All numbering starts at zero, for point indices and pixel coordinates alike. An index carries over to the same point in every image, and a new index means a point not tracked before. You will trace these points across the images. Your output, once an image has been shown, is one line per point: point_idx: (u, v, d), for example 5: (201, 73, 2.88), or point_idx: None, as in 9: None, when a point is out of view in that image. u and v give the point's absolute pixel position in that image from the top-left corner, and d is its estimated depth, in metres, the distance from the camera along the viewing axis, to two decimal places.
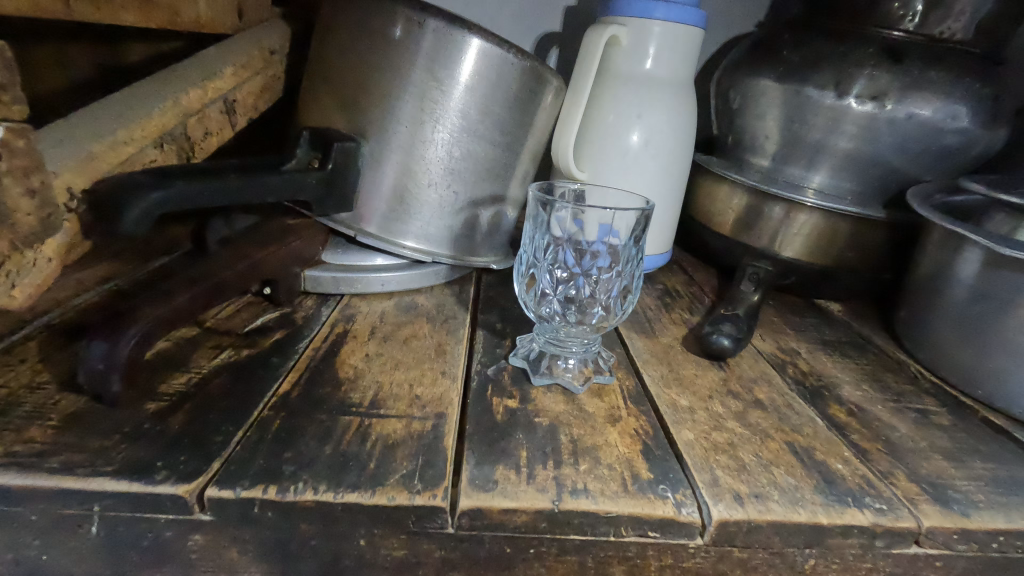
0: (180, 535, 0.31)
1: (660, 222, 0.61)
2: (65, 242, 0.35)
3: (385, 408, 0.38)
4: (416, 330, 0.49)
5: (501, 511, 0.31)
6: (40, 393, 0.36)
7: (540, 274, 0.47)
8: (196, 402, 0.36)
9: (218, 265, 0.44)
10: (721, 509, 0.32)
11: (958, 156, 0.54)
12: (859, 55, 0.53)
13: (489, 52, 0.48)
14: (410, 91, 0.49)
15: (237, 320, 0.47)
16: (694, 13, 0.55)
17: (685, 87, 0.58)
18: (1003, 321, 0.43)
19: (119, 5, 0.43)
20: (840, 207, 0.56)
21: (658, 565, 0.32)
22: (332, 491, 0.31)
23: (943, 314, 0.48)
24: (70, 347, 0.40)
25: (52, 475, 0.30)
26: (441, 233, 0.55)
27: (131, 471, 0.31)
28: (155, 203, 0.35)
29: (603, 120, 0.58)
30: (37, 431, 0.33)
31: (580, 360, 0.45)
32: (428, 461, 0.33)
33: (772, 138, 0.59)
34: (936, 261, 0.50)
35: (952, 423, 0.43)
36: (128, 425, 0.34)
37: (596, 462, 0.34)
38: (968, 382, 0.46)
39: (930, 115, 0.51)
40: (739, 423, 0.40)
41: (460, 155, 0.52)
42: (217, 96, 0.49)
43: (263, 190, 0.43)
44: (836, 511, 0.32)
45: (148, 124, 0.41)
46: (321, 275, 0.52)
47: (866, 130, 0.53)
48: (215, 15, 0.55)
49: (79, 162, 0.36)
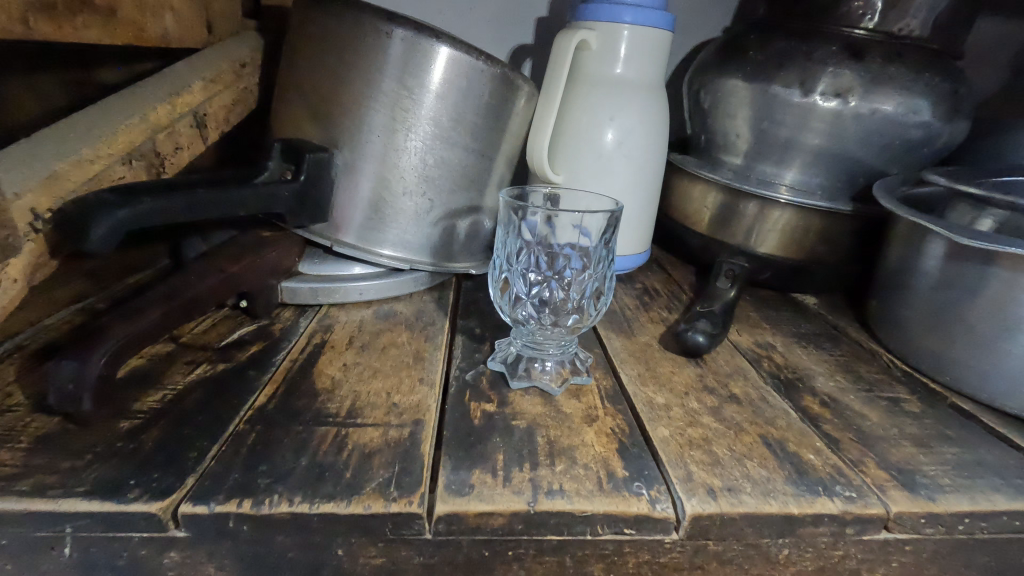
0: (156, 553, 0.31)
1: (635, 222, 0.61)
2: (30, 262, 0.35)
3: (362, 417, 0.38)
4: (395, 338, 0.49)
5: (476, 515, 0.31)
6: (11, 415, 0.35)
7: (514, 278, 0.47)
8: (171, 418, 0.36)
9: (192, 280, 0.44)
10: (695, 504, 0.32)
11: (921, 149, 0.55)
12: (822, 53, 0.54)
13: (459, 60, 0.49)
14: (381, 101, 0.49)
15: (213, 334, 0.47)
16: (661, 16, 0.56)
17: (656, 89, 0.59)
18: (967, 309, 0.44)
19: (83, 23, 0.43)
20: (811, 203, 0.57)
21: (635, 561, 0.33)
22: (308, 502, 0.31)
23: (912, 305, 0.49)
24: (43, 367, 0.40)
25: (23, 498, 0.30)
26: (418, 241, 0.55)
27: (103, 491, 0.31)
28: (121, 221, 0.35)
29: (577, 122, 0.58)
30: (6, 454, 0.32)
31: (558, 362, 0.45)
32: (405, 469, 0.33)
33: (742, 136, 0.60)
34: (902, 253, 0.51)
35: (922, 410, 0.44)
36: (100, 444, 0.34)
37: (573, 462, 0.35)
38: (937, 369, 0.47)
39: (893, 110, 0.52)
40: (714, 418, 0.40)
41: (434, 162, 0.52)
42: (186, 110, 0.48)
43: (234, 203, 0.43)
44: (807, 501, 0.33)
45: (114, 142, 0.41)
46: (298, 285, 0.52)
47: (832, 126, 0.54)
48: (182, 31, 0.55)
49: (43, 183, 0.35)
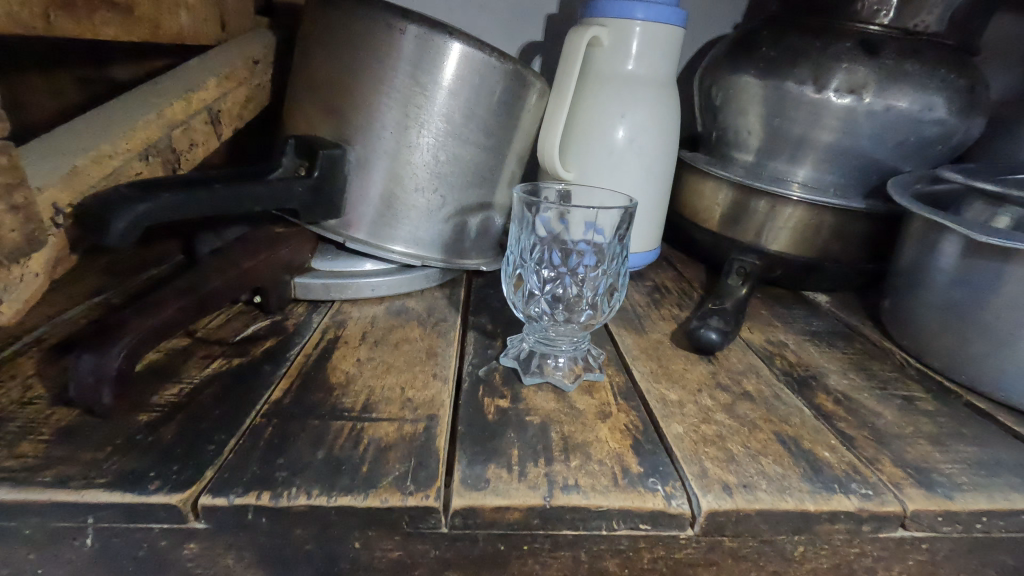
0: (175, 545, 0.31)
1: (646, 219, 0.61)
2: (51, 257, 0.36)
3: (376, 411, 0.38)
4: (407, 334, 0.49)
5: (492, 510, 0.31)
6: (31, 408, 0.36)
7: (528, 274, 0.47)
8: (189, 411, 0.37)
9: (208, 275, 0.44)
10: (710, 500, 0.32)
11: (935, 146, 0.55)
12: (836, 50, 0.53)
13: (471, 56, 0.49)
14: (394, 97, 0.49)
15: (227, 329, 0.47)
16: (673, 13, 0.56)
17: (667, 86, 0.59)
18: (983, 307, 0.44)
19: (101, 19, 0.43)
20: (824, 200, 0.57)
21: (650, 557, 0.33)
22: (325, 495, 0.31)
23: (927, 303, 0.49)
24: (62, 361, 0.40)
25: (46, 488, 0.30)
26: (430, 237, 0.55)
27: (123, 482, 0.31)
28: (140, 216, 0.36)
29: (588, 119, 0.58)
30: (28, 446, 0.33)
31: (570, 359, 0.45)
32: (420, 463, 0.33)
33: (754, 133, 0.60)
34: (917, 250, 0.50)
35: (937, 408, 0.44)
36: (120, 436, 0.34)
37: (587, 458, 0.35)
38: (952, 367, 0.47)
39: (907, 107, 0.52)
40: (727, 415, 0.40)
41: (446, 158, 0.52)
42: (201, 107, 0.49)
43: (249, 199, 0.43)
44: (823, 498, 0.33)
45: (133, 138, 0.41)
46: (311, 281, 0.52)
47: (846, 123, 0.54)
48: (196, 27, 0.56)
49: (64, 177, 0.36)
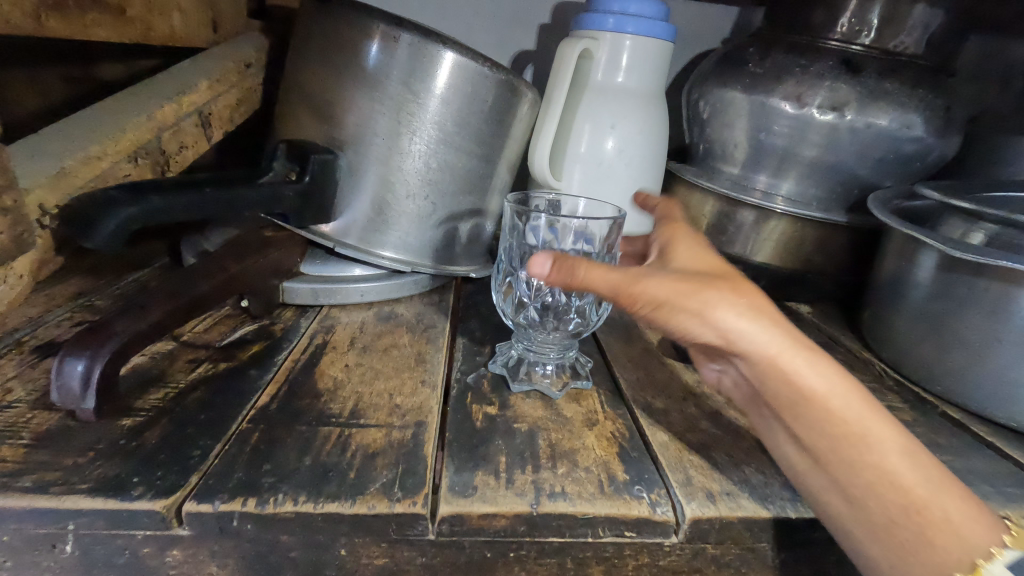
0: (159, 551, 0.31)
1: (634, 228, 0.62)
2: (36, 258, 0.35)
3: (365, 417, 0.38)
4: (396, 340, 0.49)
5: (479, 517, 0.31)
6: (11, 411, 0.35)
7: (517, 282, 0.48)
8: (174, 416, 0.36)
9: (196, 278, 0.43)
10: (694, 508, 0.33)
11: (913, 163, 0.57)
12: (819, 68, 0.55)
13: (464, 66, 0.49)
14: (387, 104, 0.50)
15: (214, 333, 0.47)
16: (661, 27, 0.57)
17: (656, 98, 0.60)
18: (957, 320, 0.45)
19: (92, 20, 0.43)
20: (807, 213, 0.58)
21: (635, 564, 0.33)
22: (312, 502, 0.31)
23: (904, 315, 0.50)
24: (44, 364, 0.40)
25: (26, 494, 0.30)
26: (420, 243, 0.55)
27: (106, 488, 0.31)
28: (129, 219, 0.35)
29: (578, 130, 0.59)
30: (7, 451, 0.32)
31: (558, 366, 0.46)
32: (408, 470, 0.34)
33: (740, 147, 0.61)
34: (896, 264, 0.51)
35: (914, 419, 0.45)
36: (102, 441, 0.34)
37: (574, 465, 0.35)
38: (928, 378, 0.48)
39: (887, 125, 0.53)
40: (712, 423, 0.41)
41: (437, 165, 0.53)
42: (191, 109, 0.49)
43: (240, 203, 0.43)
44: (804, 507, 0.34)
45: (122, 140, 0.41)
46: (299, 285, 0.52)
47: (828, 139, 0.55)
48: (188, 30, 0.56)
49: (51, 178, 0.35)
